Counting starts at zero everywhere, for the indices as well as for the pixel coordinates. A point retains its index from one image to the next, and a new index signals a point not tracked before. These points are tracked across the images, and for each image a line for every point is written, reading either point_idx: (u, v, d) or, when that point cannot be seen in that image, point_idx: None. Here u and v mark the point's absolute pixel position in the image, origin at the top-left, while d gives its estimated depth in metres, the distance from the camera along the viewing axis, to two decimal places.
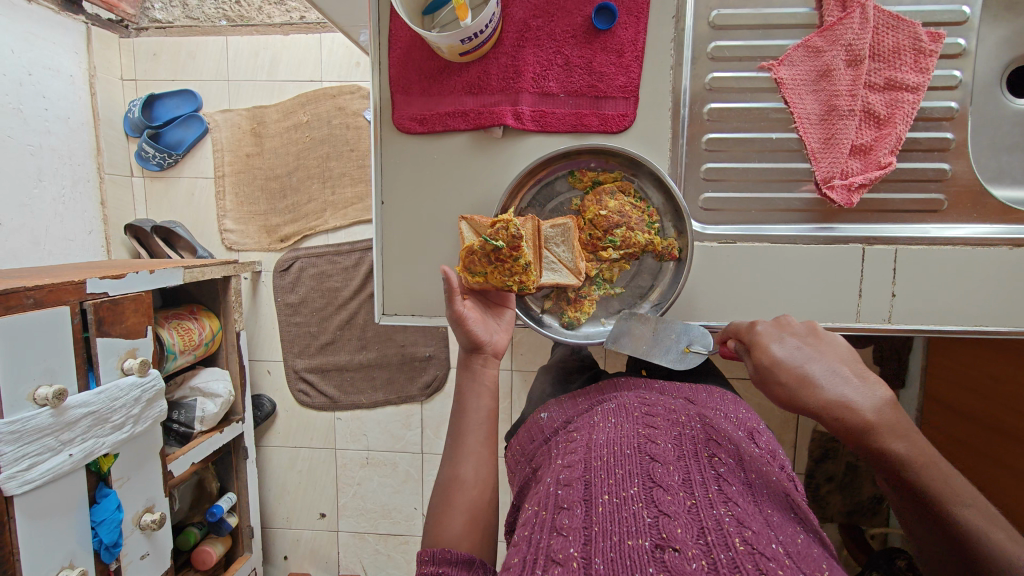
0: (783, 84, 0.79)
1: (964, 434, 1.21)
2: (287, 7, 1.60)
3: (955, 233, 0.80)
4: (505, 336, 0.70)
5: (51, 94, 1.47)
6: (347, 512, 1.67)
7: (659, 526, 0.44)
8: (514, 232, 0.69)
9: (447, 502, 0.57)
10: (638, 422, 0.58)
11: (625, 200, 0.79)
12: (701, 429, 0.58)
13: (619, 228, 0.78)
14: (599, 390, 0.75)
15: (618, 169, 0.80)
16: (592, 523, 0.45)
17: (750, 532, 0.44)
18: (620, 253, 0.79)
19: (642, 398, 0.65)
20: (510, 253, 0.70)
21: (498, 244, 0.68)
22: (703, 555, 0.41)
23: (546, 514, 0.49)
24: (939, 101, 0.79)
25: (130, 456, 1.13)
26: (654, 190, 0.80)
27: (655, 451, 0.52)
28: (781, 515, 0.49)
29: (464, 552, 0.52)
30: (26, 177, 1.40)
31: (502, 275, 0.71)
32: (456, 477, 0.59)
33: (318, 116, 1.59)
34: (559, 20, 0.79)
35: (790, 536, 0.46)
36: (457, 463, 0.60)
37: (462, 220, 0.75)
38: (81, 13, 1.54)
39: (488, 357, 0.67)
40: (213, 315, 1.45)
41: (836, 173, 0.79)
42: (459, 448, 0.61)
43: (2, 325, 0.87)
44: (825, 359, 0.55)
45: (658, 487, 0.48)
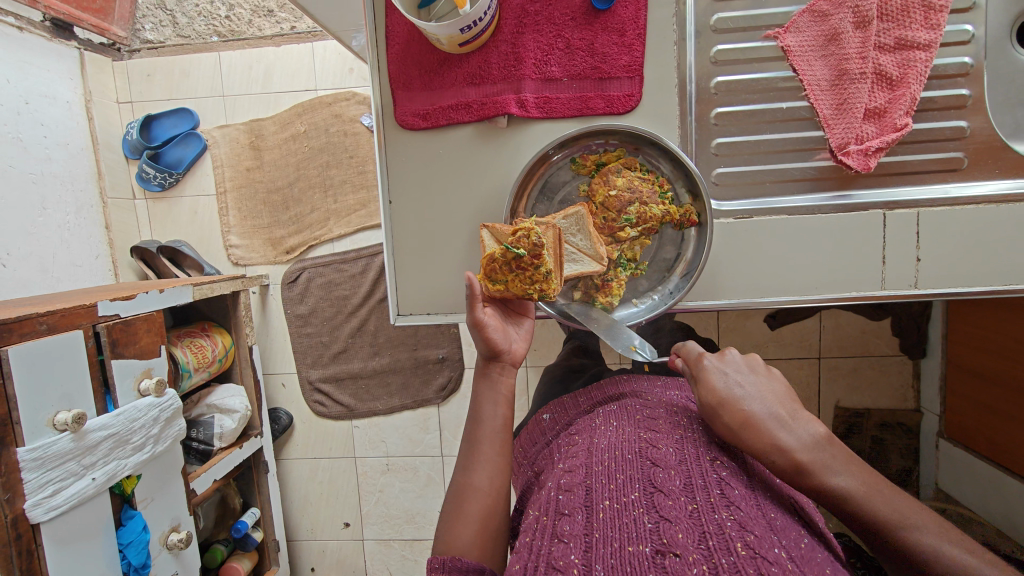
0: (790, 51, 0.78)
1: (991, 399, 1.19)
2: (277, 18, 1.60)
3: (976, 191, 0.77)
4: (524, 345, 0.68)
5: (48, 121, 1.47)
6: (371, 519, 1.66)
7: (660, 532, 0.44)
8: (535, 239, 0.70)
9: (458, 509, 0.55)
10: (639, 426, 0.58)
11: (633, 175, 0.78)
12: (703, 432, 0.57)
13: (632, 206, 0.77)
14: (600, 388, 0.74)
15: (620, 146, 0.80)
16: (593, 530, 0.45)
17: (753, 537, 0.43)
18: (639, 230, 0.78)
19: (643, 400, 0.65)
20: (532, 261, 0.70)
21: (521, 250, 0.68)
22: (704, 561, 0.41)
23: (546, 519, 0.48)
24: (952, 57, 0.77)
25: (153, 477, 1.12)
26: (661, 161, 0.79)
27: (656, 455, 0.52)
28: (784, 517, 0.49)
29: (476, 562, 0.50)
30: (29, 206, 1.40)
31: (523, 284, 0.70)
32: (469, 484, 0.57)
33: (315, 125, 1.59)
34: (557, 3, 0.78)
35: (793, 540, 0.46)
36: (469, 470, 0.58)
37: (483, 227, 0.75)
38: (73, 38, 1.54)
39: (505, 365, 0.65)
40: (225, 330, 1.44)
41: (851, 139, 0.77)
42: (472, 452, 0.59)
43: (18, 351, 0.87)
44: (764, 398, 0.55)
45: (658, 492, 0.48)
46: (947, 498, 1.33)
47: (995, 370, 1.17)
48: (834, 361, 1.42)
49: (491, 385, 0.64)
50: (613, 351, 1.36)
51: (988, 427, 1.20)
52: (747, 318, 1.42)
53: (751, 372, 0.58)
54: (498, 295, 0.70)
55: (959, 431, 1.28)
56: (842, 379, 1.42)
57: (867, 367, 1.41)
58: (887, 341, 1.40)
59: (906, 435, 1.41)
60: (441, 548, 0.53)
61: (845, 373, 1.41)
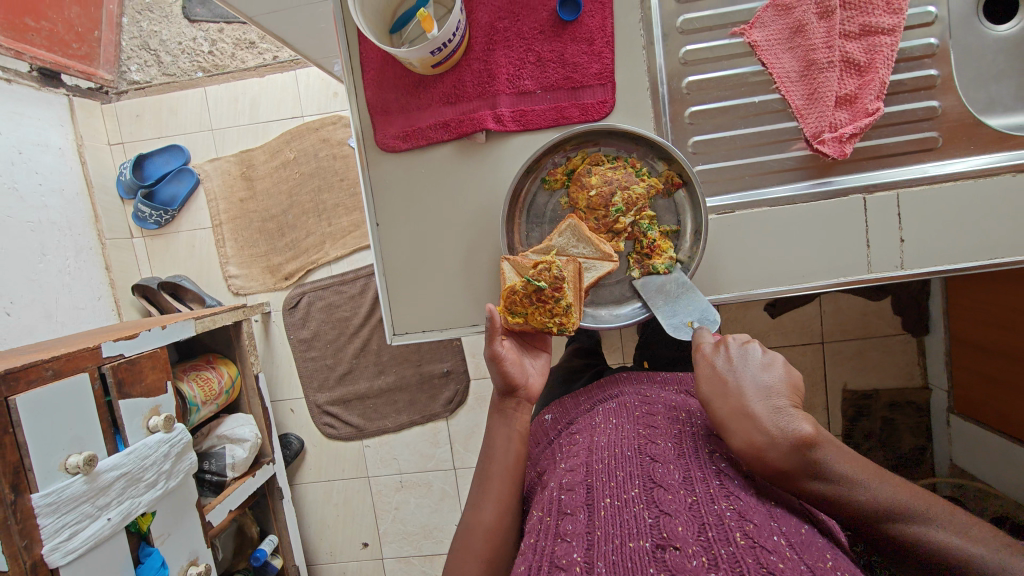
0: (757, 47, 0.79)
1: (997, 370, 1.18)
2: (259, 50, 1.63)
3: (953, 168, 0.79)
4: (539, 378, 0.69)
5: (43, 169, 1.49)
6: (389, 538, 1.66)
7: (660, 525, 0.44)
8: (555, 273, 0.72)
9: (467, 544, 0.55)
10: (638, 424, 0.59)
11: (603, 168, 0.78)
12: (702, 426, 0.58)
13: (615, 196, 0.77)
14: (600, 387, 0.75)
15: (579, 149, 0.80)
16: (595, 527, 0.46)
17: (751, 525, 0.44)
18: (633, 215, 0.78)
19: (642, 397, 0.66)
20: (552, 293, 0.72)
21: (542, 284, 0.70)
22: (703, 552, 0.42)
23: (548, 519, 0.48)
24: (918, 39, 0.78)
25: (168, 512, 1.13)
26: (619, 145, 0.79)
27: (655, 452, 0.53)
28: (785, 504, 0.50)
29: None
30: (30, 253, 1.41)
31: (542, 317, 0.71)
32: (480, 519, 0.57)
33: (304, 151, 1.61)
34: (525, 18, 0.79)
35: (792, 526, 0.46)
36: (479, 505, 0.58)
37: (505, 259, 0.76)
38: (61, 85, 1.56)
39: (522, 401, 0.66)
40: (230, 361, 1.45)
41: (825, 127, 0.79)
42: (484, 489, 0.59)
43: (27, 399, 0.88)
44: (753, 390, 0.52)
45: (658, 487, 0.48)
46: (964, 473, 1.32)
47: (998, 341, 1.17)
48: (837, 345, 1.41)
49: (504, 418, 0.65)
50: (615, 351, 1.36)
51: (997, 398, 1.19)
52: (746, 308, 1.43)
53: (747, 365, 0.55)
54: (518, 327, 0.71)
55: (969, 406, 1.28)
56: (848, 362, 1.42)
57: (871, 348, 1.41)
58: (888, 320, 1.40)
59: (917, 413, 1.40)
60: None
61: (849, 356, 1.41)
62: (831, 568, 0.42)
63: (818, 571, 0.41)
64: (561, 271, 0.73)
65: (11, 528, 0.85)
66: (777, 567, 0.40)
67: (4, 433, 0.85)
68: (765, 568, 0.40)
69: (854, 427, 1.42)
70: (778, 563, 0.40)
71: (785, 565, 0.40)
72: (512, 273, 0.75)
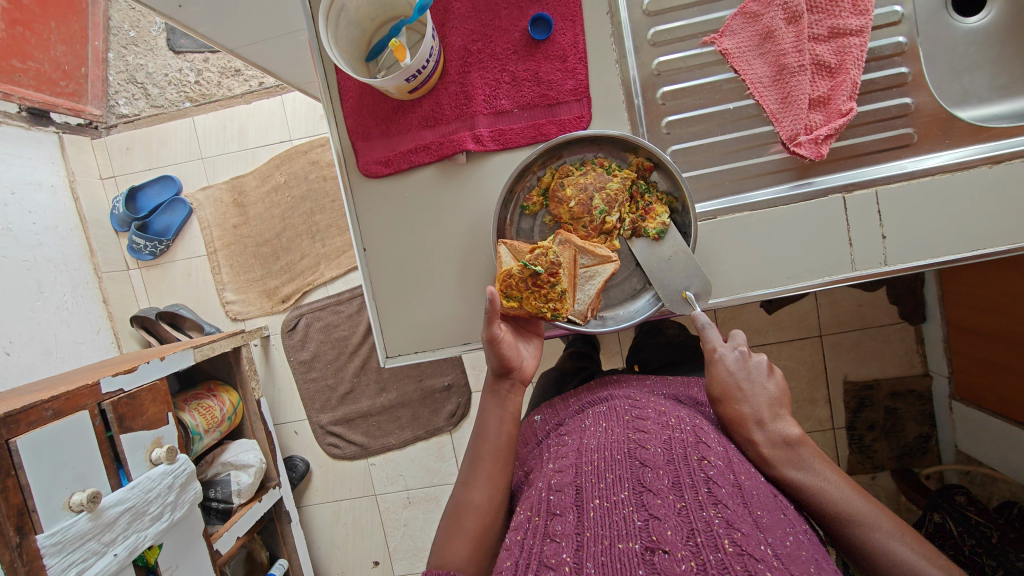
0: (729, 54, 0.80)
1: (995, 355, 1.18)
2: (245, 77, 1.65)
3: (931, 163, 0.79)
4: (533, 362, 0.70)
5: (37, 208, 1.49)
6: (399, 555, 1.65)
7: (649, 529, 0.45)
8: (553, 257, 0.73)
9: (456, 525, 0.56)
10: (628, 427, 0.58)
11: (574, 178, 0.79)
12: (691, 431, 0.57)
13: (595, 200, 0.77)
14: (589, 389, 0.75)
15: (546, 167, 0.81)
16: (585, 529, 0.46)
17: (739, 533, 0.44)
18: (619, 212, 0.78)
19: (631, 400, 0.65)
20: (548, 278, 0.73)
21: (540, 267, 0.71)
22: (692, 557, 0.42)
23: (538, 519, 0.49)
24: (886, 38, 0.79)
25: (175, 544, 1.13)
26: (582, 151, 0.80)
27: (645, 455, 0.52)
28: (770, 515, 0.48)
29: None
30: (27, 292, 1.41)
31: (537, 302, 0.72)
32: (468, 501, 0.58)
33: (295, 175, 1.63)
34: (498, 40, 0.80)
35: (779, 536, 0.46)
36: (470, 486, 0.59)
37: (500, 243, 0.76)
38: (51, 124, 1.58)
39: (514, 384, 0.67)
40: (231, 388, 1.46)
41: (801, 129, 0.80)
42: (474, 469, 0.61)
43: (27, 441, 0.89)
44: (756, 398, 0.60)
45: (647, 491, 0.48)
46: (970, 459, 1.31)
47: (992, 327, 1.17)
48: (834, 337, 1.42)
49: (497, 400, 0.65)
50: (613, 356, 1.37)
51: (997, 383, 1.19)
52: (742, 307, 1.43)
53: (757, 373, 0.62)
54: (513, 312, 0.73)
55: (971, 392, 1.28)
56: (847, 354, 1.42)
57: (869, 339, 1.41)
58: (884, 310, 1.40)
59: (919, 401, 1.40)
60: (436, 562, 0.54)
61: (848, 348, 1.41)
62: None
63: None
64: (556, 257, 0.74)
65: (17, 571, 0.85)
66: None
67: (6, 476, 0.86)
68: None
69: (858, 418, 1.42)
70: (765, 572, 0.40)
71: (772, 574, 0.41)
72: (509, 256, 0.75)
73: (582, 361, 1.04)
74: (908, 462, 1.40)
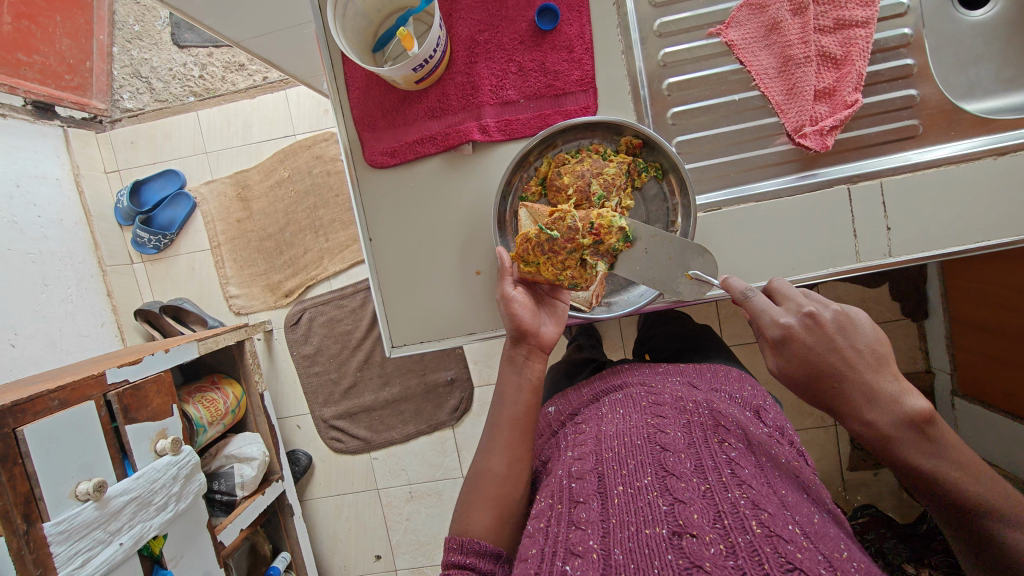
0: (734, 45, 0.81)
1: (998, 351, 1.18)
2: (249, 72, 1.65)
3: (936, 154, 0.80)
4: (554, 329, 0.69)
5: (41, 200, 1.49)
6: (402, 549, 1.66)
7: (675, 513, 0.45)
8: (571, 222, 0.72)
9: (479, 491, 0.57)
10: (646, 412, 0.58)
11: (570, 165, 0.79)
12: (709, 414, 0.57)
13: (592, 184, 0.77)
14: (602, 378, 0.75)
15: (542, 156, 0.82)
16: (610, 515, 0.47)
17: (766, 514, 0.44)
18: (617, 196, 0.78)
19: (648, 387, 0.66)
20: (565, 244, 0.72)
21: (556, 231, 0.71)
22: (721, 540, 0.42)
23: (560, 507, 0.50)
24: (892, 30, 0.80)
25: (179, 534, 1.14)
26: (577, 138, 0.80)
27: (665, 440, 0.53)
28: (794, 496, 0.49)
29: (492, 546, 0.54)
30: (32, 284, 1.42)
31: (553, 268, 0.71)
32: (475, 489, 0.58)
33: (299, 169, 1.63)
34: (505, 30, 0.81)
35: (805, 516, 0.46)
36: (489, 454, 0.60)
37: (521, 207, 0.77)
38: (55, 117, 1.58)
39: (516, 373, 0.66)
40: (234, 380, 1.46)
41: (806, 121, 0.80)
42: (492, 438, 0.61)
43: (33, 430, 0.89)
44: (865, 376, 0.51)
45: (671, 475, 0.49)
46: None
47: (995, 322, 1.17)
48: None
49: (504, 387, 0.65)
50: (617, 350, 1.37)
51: (999, 380, 1.19)
52: None
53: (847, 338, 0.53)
54: (529, 279, 0.72)
55: (973, 387, 1.27)
56: None
57: None
58: (888, 306, 1.40)
59: None
60: (457, 529, 0.56)
61: None
62: (846, 559, 0.42)
63: (834, 562, 0.41)
64: (575, 222, 0.72)
65: (25, 558, 0.86)
66: (797, 557, 0.40)
67: (13, 464, 0.86)
68: (783, 558, 0.40)
69: None
70: (794, 553, 0.40)
71: (802, 555, 0.41)
72: (528, 220, 0.76)
73: (591, 352, 1.04)
74: None
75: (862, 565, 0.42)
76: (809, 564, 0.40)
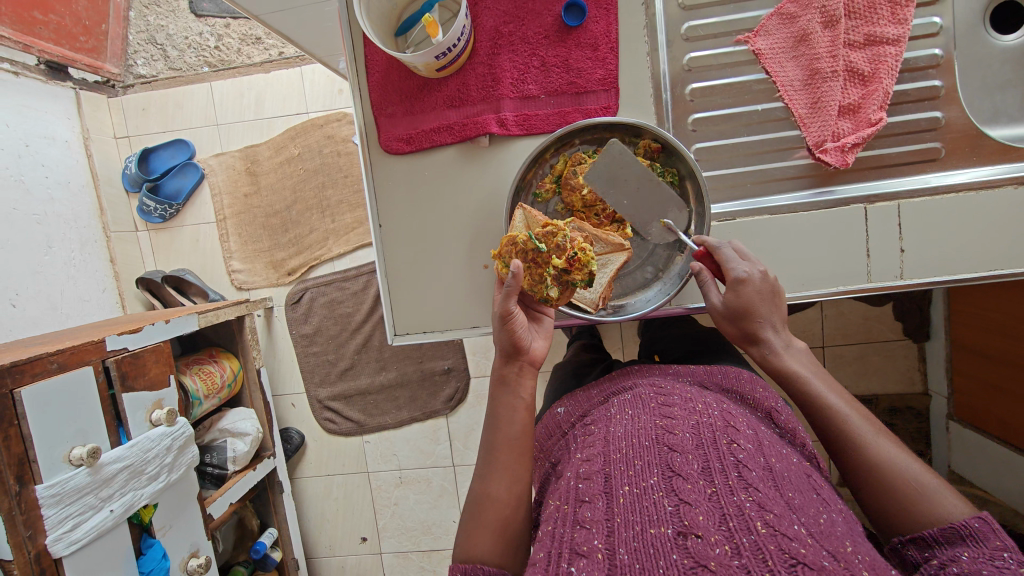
0: (762, 54, 0.80)
1: (992, 379, 1.17)
2: (265, 46, 1.63)
3: (957, 179, 0.79)
4: (545, 344, 0.66)
5: (50, 162, 1.49)
6: (388, 533, 1.67)
7: (681, 514, 0.45)
8: (560, 241, 0.71)
9: (476, 519, 0.55)
10: (655, 414, 0.57)
11: (588, 166, 0.78)
12: (719, 416, 0.57)
13: (607, 184, 0.77)
14: (612, 380, 0.75)
15: (559, 156, 0.81)
16: (614, 514, 0.47)
17: (772, 515, 0.44)
18: (631, 198, 0.78)
19: (657, 388, 0.65)
20: (546, 259, 0.71)
21: (539, 244, 0.70)
22: (725, 541, 0.42)
23: (567, 508, 0.50)
24: (922, 50, 0.79)
25: (170, 505, 1.14)
26: (595, 138, 0.80)
27: (673, 440, 0.52)
28: (802, 496, 0.48)
29: (495, 570, 0.52)
30: (36, 245, 1.42)
31: (530, 278, 0.71)
32: (486, 495, 0.56)
33: (309, 148, 1.62)
34: (530, 23, 0.80)
35: (812, 517, 0.46)
36: (488, 479, 0.57)
37: (519, 208, 0.77)
38: (68, 79, 1.57)
39: (524, 367, 0.63)
40: (232, 355, 1.46)
41: (828, 136, 0.79)
42: (489, 463, 0.59)
43: (30, 392, 0.89)
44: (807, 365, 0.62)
45: (677, 476, 0.48)
46: (962, 480, 1.29)
47: (996, 351, 1.16)
48: (838, 349, 1.38)
49: (518, 385, 0.62)
50: (616, 351, 1.37)
51: (992, 408, 1.18)
52: None
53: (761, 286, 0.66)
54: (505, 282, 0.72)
55: (968, 413, 1.25)
56: (849, 367, 1.39)
57: (872, 353, 1.38)
58: (889, 325, 1.36)
59: (917, 419, 1.37)
60: (461, 555, 0.54)
61: (851, 362, 1.38)
62: (850, 552, 0.43)
63: (838, 555, 0.42)
64: (563, 242, 0.71)
65: (15, 519, 0.86)
66: (800, 553, 0.41)
67: (10, 425, 0.86)
68: (787, 554, 0.40)
69: None
70: (800, 551, 0.41)
71: (807, 551, 0.41)
72: (521, 224, 0.76)
73: (598, 352, 1.03)
74: None
75: (866, 558, 0.43)
76: (813, 559, 0.40)
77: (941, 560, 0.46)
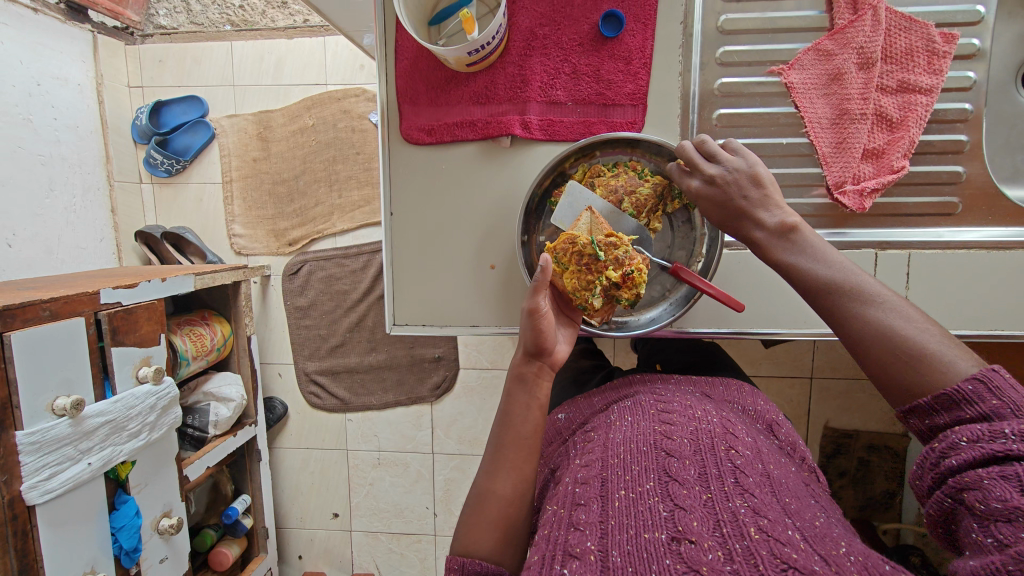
0: (793, 88, 0.80)
1: None
2: (290, 11, 1.59)
3: (969, 237, 0.80)
4: (567, 349, 0.67)
5: (59, 104, 1.47)
6: (360, 511, 1.69)
7: (675, 519, 0.45)
8: (621, 256, 0.71)
9: (477, 516, 0.55)
10: (655, 420, 0.58)
11: (607, 180, 0.78)
12: (717, 422, 0.58)
13: (625, 203, 0.77)
14: (615, 387, 0.75)
15: (579, 164, 0.80)
16: (609, 517, 0.47)
17: (766, 520, 0.45)
18: (647, 217, 0.78)
19: (657, 396, 0.65)
20: (602, 268, 0.71)
21: (601, 254, 0.69)
22: (719, 547, 0.43)
23: (562, 512, 0.49)
24: (953, 102, 0.79)
25: (148, 463, 1.14)
26: (616, 153, 0.79)
27: (670, 446, 0.53)
28: (798, 501, 0.50)
29: (492, 566, 0.52)
30: (37, 186, 1.41)
31: (577, 280, 0.71)
32: (490, 490, 0.56)
33: (324, 120, 1.60)
34: (566, 29, 0.79)
35: (808, 521, 0.47)
36: (494, 476, 0.57)
37: (587, 209, 0.75)
38: (87, 21, 1.54)
39: (543, 367, 0.64)
40: (224, 319, 1.45)
41: (848, 177, 0.79)
42: (497, 458, 0.59)
43: (19, 338, 0.88)
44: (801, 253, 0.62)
45: (673, 481, 0.49)
46: None
47: None
48: (826, 381, 1.39)
49: (523, 389, 0.62)
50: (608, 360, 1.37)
51: None
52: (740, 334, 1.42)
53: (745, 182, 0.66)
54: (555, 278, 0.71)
55: None
56: (834, 401, 1.40)
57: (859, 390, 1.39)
58: None
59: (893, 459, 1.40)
60: (458, 548, 0.54)
61: (838, 397, 1.39)
62: (843, 553, 0.43)
63: (830, 558, 0.42)
64: (622, 256, 0.71)
65: None
66: (791, 557, 0.41)
67: None
68: (779, 558, 0.41)
69: (830, 464, 1.43)
70: (792, 555, 0.41)
71: (799, 555, 0.41)
72: (585, 226, 0.74)
73: (596, 361, 1.04)
74: (868, 514, 1.43)
75: (860, 558, 0.42)
76: (805, 563, 0.40)
77: (941, 440, 0.47)
